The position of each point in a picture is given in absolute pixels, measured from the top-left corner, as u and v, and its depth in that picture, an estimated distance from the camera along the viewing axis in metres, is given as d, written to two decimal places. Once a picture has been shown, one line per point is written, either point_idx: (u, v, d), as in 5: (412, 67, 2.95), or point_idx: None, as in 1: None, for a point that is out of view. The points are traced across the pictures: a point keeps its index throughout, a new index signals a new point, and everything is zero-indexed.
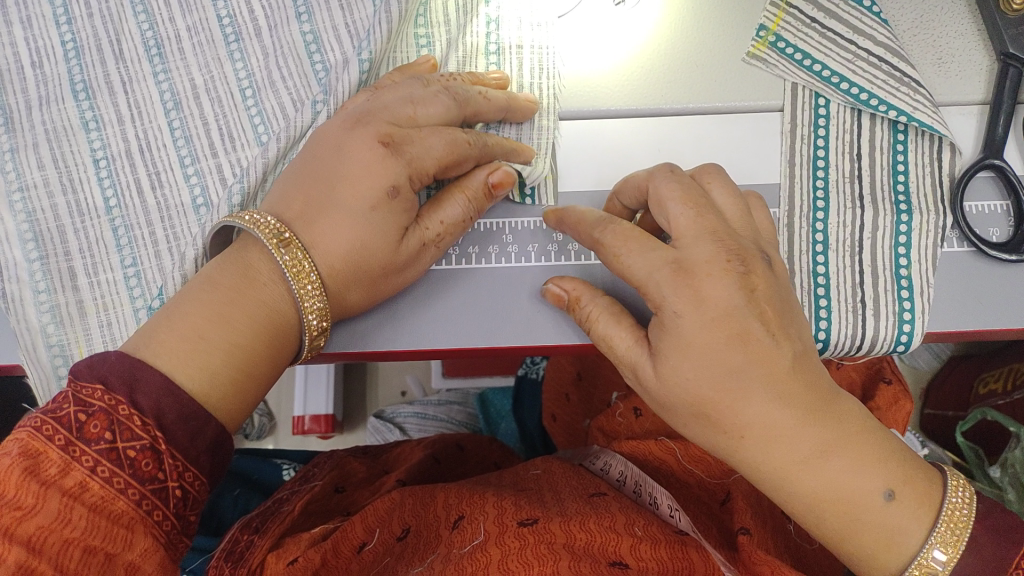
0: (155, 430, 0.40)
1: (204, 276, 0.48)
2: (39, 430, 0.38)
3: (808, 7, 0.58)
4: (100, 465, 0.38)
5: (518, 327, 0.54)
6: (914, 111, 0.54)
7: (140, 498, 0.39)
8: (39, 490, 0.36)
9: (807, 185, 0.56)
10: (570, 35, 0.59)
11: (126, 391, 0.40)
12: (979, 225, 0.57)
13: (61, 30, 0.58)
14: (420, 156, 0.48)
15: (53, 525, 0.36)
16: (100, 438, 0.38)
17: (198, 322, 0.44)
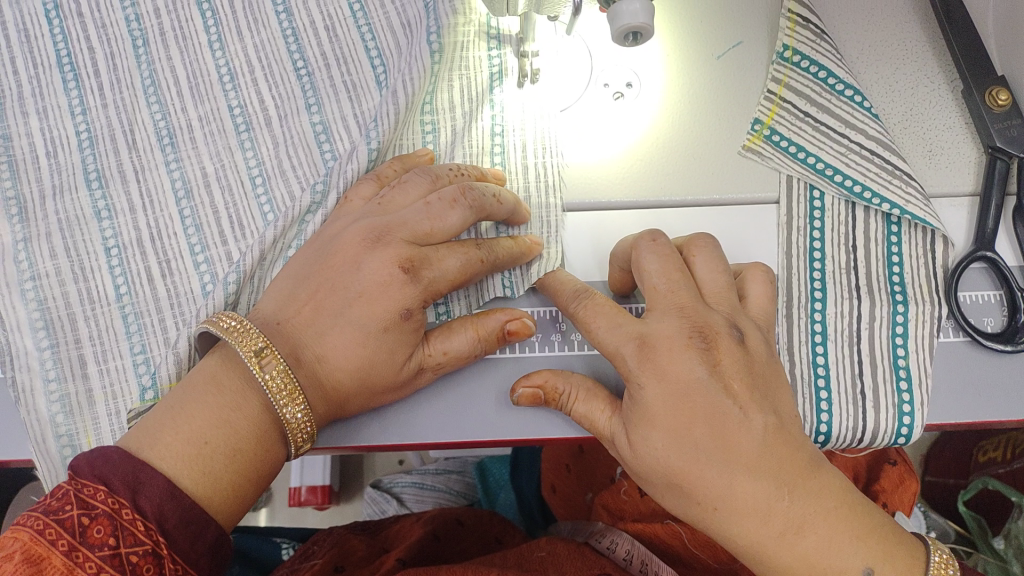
0: (157, 535, 0.41)
1: (206, 372, 0.48)
2: (40, 535, 0.38)
3: (801, 101, 0.59)
4: (103, 570, 0.38)
5: (523, 418, 0.55)
6: (906, 204, 0.56)
7: None
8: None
9: (804, 276, 0.57)
10: (570, 125, 0.60)
11: (130, 494, 0.41)
12: (975, 314, 0.57)
13: (76, 119, 0.60)
14: (437, 278, 0.49)
15: None
16: (103, 544, 0.39)
17: (197, 430, 0.45)
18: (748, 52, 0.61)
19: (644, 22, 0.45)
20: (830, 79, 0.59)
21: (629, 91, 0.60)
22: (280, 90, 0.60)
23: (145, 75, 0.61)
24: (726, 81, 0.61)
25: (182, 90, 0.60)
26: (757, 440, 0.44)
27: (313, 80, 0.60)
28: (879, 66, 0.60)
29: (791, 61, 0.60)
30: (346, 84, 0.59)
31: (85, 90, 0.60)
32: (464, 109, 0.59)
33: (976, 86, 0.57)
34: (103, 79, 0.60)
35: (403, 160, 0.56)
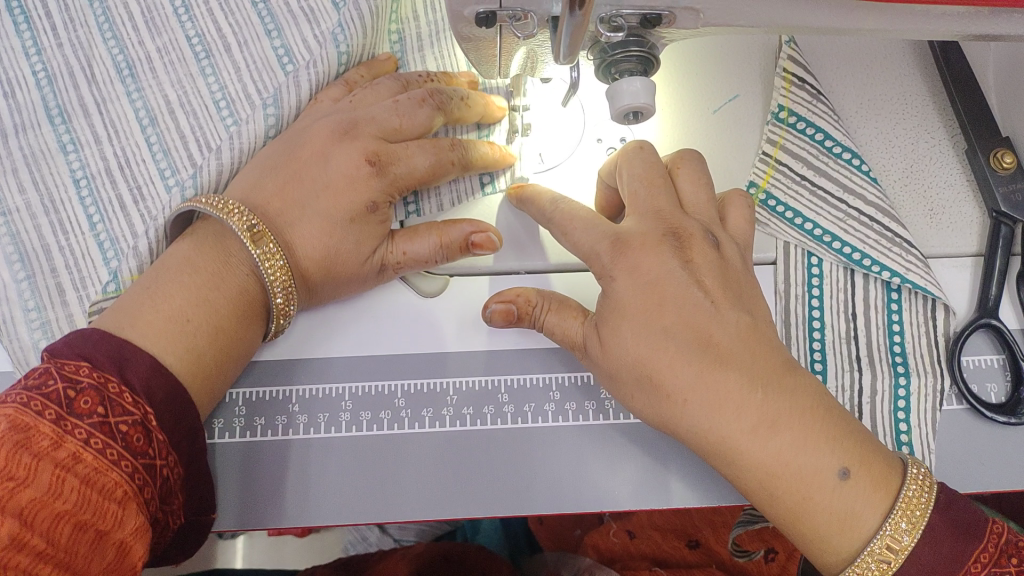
0: (144, 407, 0.43)
1: (180, 257, 0.50)
2: (27, 407, 0.39)
3: (798, 164, 0.57)
4: (94, 437, 0.40)
5: (509, 469, 0.52)
6: (907, 272, 0.54)
7: (133, 470, 0.41)
8: (31, 463, 0.38)
9: (805, 348, 0.54)
10: (554, 180, 0.57)
11: (114, 368, 0.43)
12: (976, 381, 0.55)
13: (30, 60, 0.59)
14: (404, 175, 0.52)
15: (46, 497, 0.38)
16: (92, 413, 0.41)
17: (178, 308, 0.47)
18: (744, 106, 0.59)
19: (645, 101, 0.39)
20: (828, 141, 0.57)
21: (623, 145, 0.58)
22: (236, 17, 0.59)
23: (98, 12, 0.60)
24: (722, 137, 0.58)
25: (137, 19, 0.60)
26: (734, 339, 0.44)
27: (270, 7, 0.60)
28: (879, 122, 0.58)
29: (787, 122, 0.57)
30: (302, 8, 0.59)
31: (36, 30, 0.59)
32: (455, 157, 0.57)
33: (980, 146, 0.56)
34: (55, 19, 0.59)
35: (368, 67, 0.58)
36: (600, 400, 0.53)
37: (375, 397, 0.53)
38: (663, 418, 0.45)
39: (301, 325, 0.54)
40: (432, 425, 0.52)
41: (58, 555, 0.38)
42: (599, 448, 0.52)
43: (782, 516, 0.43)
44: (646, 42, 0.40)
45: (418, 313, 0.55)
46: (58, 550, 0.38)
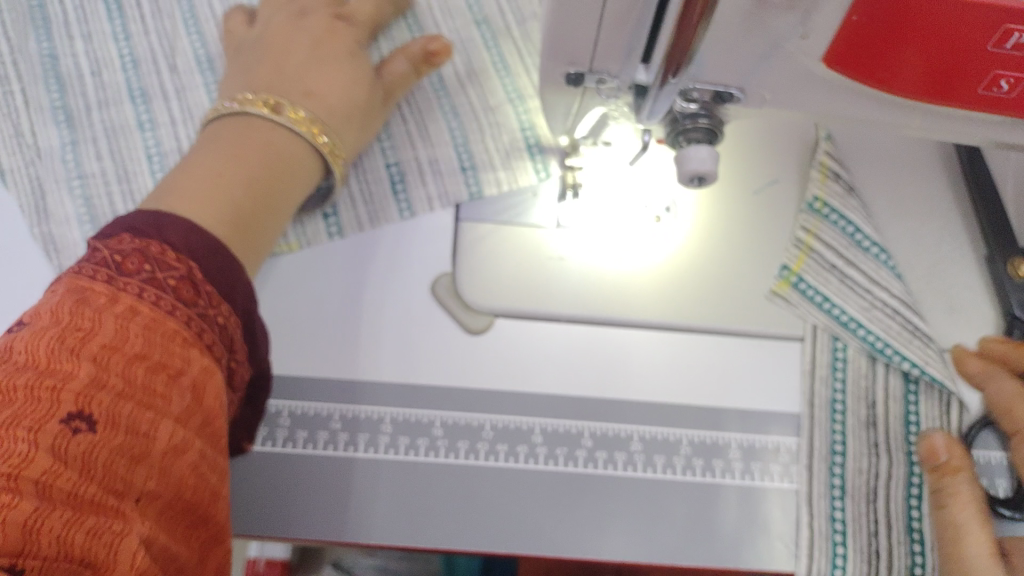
0: (188, 262, 0.44)
1: (204, 143, 0.54)
2: (76, 275, 0.42)
3: (829, 253, 0.61)
4: (142, 290, 0.42)
5: (534, 505, 0.54)
6: (925, 364, 0.57)
7: (186, 318, 0.43)
8: (92, 315, 0.40)
9: (825, 429, 0.57)
10: (592, 237, 0.61)
11: (155, 231, 0.44)
12: (986, 475, 0.57)
13: (120, 45, 0.66)
14: (366, 21, 0.65)
15: (110, 334, 0.39)
16: (137, 270, 0.42)
17: (217, 160, 0.52)
18: (782, 191, 0.63)
19: (711, 167, 0.43)
20: (858, 234, 0.61)
21: (667, 215, 0.61)
22: None
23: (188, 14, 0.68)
24: (762, 216, 0.62)
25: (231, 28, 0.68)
26: None
27: None
28: (906, 222, 0.63)
29: (821, 213, 0.61)
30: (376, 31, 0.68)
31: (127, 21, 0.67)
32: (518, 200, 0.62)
33: (1000, 254, 0.60)
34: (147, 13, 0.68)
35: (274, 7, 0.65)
36: (629, 451, 0.55)
37: (415, 424, 0.55)
38: None
39: (347, 347, 0.57)
40: (466, 456, 0.54)
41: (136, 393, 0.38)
42: (624, 498, 0.54)
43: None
44: (715, 116, 0.44)
45: (464, 352, 0.57)
46: (135, 387, 0.38)
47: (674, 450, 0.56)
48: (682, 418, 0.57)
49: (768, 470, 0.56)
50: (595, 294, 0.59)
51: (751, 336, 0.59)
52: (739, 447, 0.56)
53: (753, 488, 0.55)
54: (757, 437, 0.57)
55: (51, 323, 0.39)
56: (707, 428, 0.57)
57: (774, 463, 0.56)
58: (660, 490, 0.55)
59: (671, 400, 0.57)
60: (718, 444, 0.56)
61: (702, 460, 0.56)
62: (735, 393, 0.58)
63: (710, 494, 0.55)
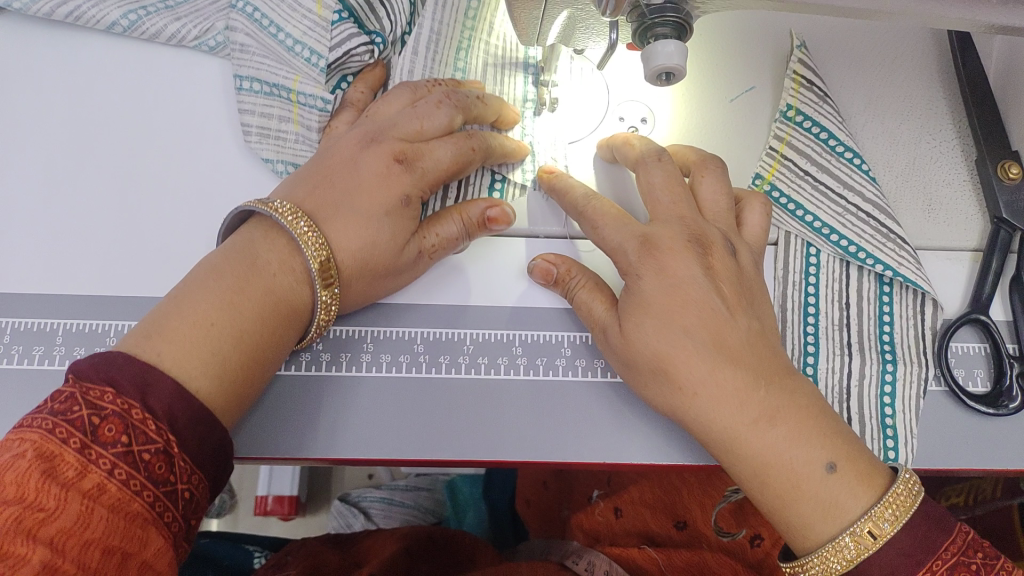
0: (168, 433, 0.38)
1: (205, 267, 0.47)
2: (52, 435, 0.36)
3: (803, 160, 0.60)
4: (118, 467, 0.36)
5: (508, 415, 0.54)
6: (899, 267, 0.56)
7: (154, 500, 0.37)
8: (60, 493, 0.34)
9: (798, 332, 0.57)
10: (568, 148, 0.60)
11: (139, 394, 0.38)
12: (964, 367, 0.57)
13: None
14: None
15: (74, 527, 0.34)
16: (116, 441, 0.37)
17: (202, 312, 0.43)
18: (760, 95, 0.63)
19: (677, 63, 0.43)
20: (831, 140, 0.60)
21: (643, 125, 0.61)
22: None
23: None
24: (738, 123, 0.62)
25: None
26: (676, 303, 0.45)
27: None
28: (885, 121, 0.62)
29: (794, 121, 0.60)
30: None
31: None
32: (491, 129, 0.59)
33: (990, 156, 0.59)
34: None
35: None
36: None
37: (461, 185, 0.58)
38: (644, 391, 0.47)
39: None
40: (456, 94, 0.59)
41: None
42: (601, 401, 0.54)
43: (747, 483, 0.45)
44: (682, 10, 0.43)
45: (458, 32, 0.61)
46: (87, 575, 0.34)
47: None
48: None
49: None
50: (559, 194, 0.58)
51: None
52: None
53: None
54: None
55: (18, 501, 0.34)
56: None
57: None
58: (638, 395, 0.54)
59: None
60: None
61: None
62: None
63: None
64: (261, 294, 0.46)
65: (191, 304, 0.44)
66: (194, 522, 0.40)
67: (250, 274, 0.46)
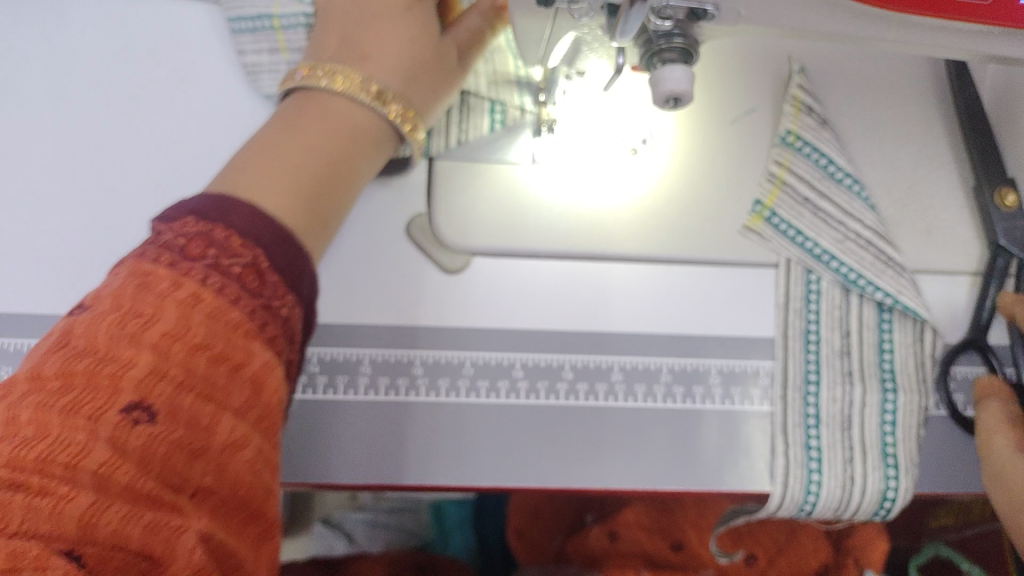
0: (256, 248, 0.39)
1: (276, 122, 0.48)
2: (145, 260, 0.37)
3: (802, 185, 0.60)
4: (211, 275, 0.36)
5: (509, 440, 0.54)
6: (899, 294, 0.56)
7: (251, 309, 0.37)
8: (156, 301, 0.35)
9: (799, 361, 0.57)
10: (565, 168, 0.60)
11: (220, 214, 0.39)
12: (961, 392, 0.57)
13: None
14: None
15: (175, 330, 0.34)
16: (204, 255, 0.37)
17: (280, 166, 0.45)
18: (760, 118, 0.63)
19: (686, 88, 0.43)
20: (832, 167, 0.60)
21: (644, 146, 0.60)
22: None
23: None
24: (739, 145, 0.62)
25: None
26: None
27: None
28: (883, 145, 0.63)
29: (794, 146, 0.61)
30: None
31: None
32: (491, 149, 0.60)
33: (988, 182, 0.59)
34: None
35: None
36: (610, 381, 0.56)
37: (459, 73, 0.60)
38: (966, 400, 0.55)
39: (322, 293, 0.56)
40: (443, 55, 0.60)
41: (199, 385, 0.34)
42: (601, 425, 0.55)
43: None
44: (690, 36, 0.43)
45: None
46: (197, 379, 0.34)
47: (654, 379, 0.56)
48: (657, 344, 0.57)
49: (748, 394, 0.56)
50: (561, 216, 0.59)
51: (729, 265, 0.59)
52: (719, 372, 0.57)
53: (735, 412, 0.56)
54: (735, 362, 0.57)
55: (115, 310, 0.34)
56: (686, 355, 0.57)
57: (754, 387, 0.57)
58: (636, 420, 0.55)
59: (641, 330, 0.57)
60: (698, 370, 0.57)
61: (681, 387, 0.56)
62: (701, 243, 0.59)
63: (690, 422, 0.55)
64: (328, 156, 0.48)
65: (265, 161, 0.45)
66: (299, 334, 0.41)
67: (323, 123, 0.48)
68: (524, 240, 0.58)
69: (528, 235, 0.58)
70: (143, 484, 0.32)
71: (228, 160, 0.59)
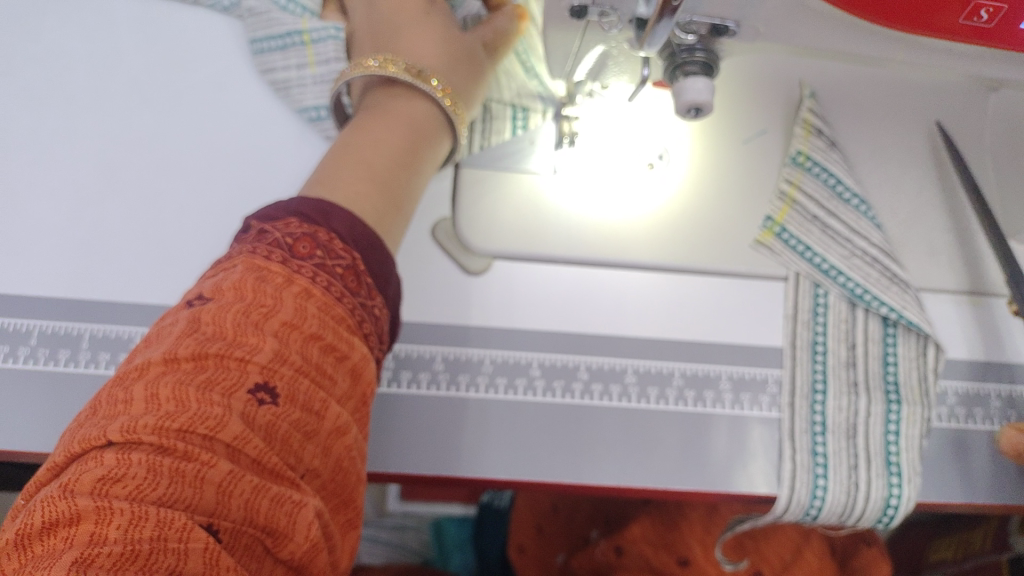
0: (352, 252, 0.41)
1: (353, 128, 0.51)
2: (255, 255, 0.38)
3: (811, 204, 0.62)
4: (318, 274, 0.39)
5: (527, 436, 0.56)
6: (903, 309, 0.58)
7: (352, 307, 0.40)
8: (273, 293, 0.37)
9: (806, 370, 0.59)
10: (585, 180, 0.63)
11: (321, 217, 0.41)
12: (965, 405, 0.59)
13: None
14: None
15: (295, 318, 0.36)
16: (311, 255, 0.39)
17: (356, 168, 0.48)
18: (772, 139, 0.65)
19: (707, 99, 0.45)
20: (841, 187, 0.63)
21: (660, 162, 0.63)
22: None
23: None
24: (751, 163, 0.65)
25: None
26: None
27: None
28: (888, 169, 0.65)
29: (803, 167, 0.63)
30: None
31: None
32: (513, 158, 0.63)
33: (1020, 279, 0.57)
34: None
35: None
36: (624, 384, 0.58)
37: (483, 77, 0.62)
38: None
39: None
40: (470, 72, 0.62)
41: (311, 370, 0.36)
42: (615, 426, 0.57)
43: None
44: (711, 51, 0.46)
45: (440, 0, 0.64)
46: (311, 364, 0.36)
47: (667, 383, 0.58)
48: (669, 350, 0.59)
49: (757, 399, 0.58)
50: (579, 225, 0.61)
51: (740, 277, 0.62)
52: (729, 378, 0.59)
53: (743, 416, 0.58)
54: (745, 368, 0.59)
55: (240, 299, 0.36)
56: (696, 361, 0.59)
57: (763, 393, 0.59)
58: (649, 421, 0.57)
59: (655, 335, 0.59)
60: (709, 376, 0.59)
61: (693, 391, 0.58)
62: (715, 253, 0.61)
63: (701, 425, 0.57)
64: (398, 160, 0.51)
65: (345, 165, 0.48)
66: (383, 334, 0.43)
67: (395, 131, 0.51)
68: (541, 244, 0.60)
69: (544, 239, 0.61)
70: (269, 457, 0.32)
71: (263, 161, 0.62)
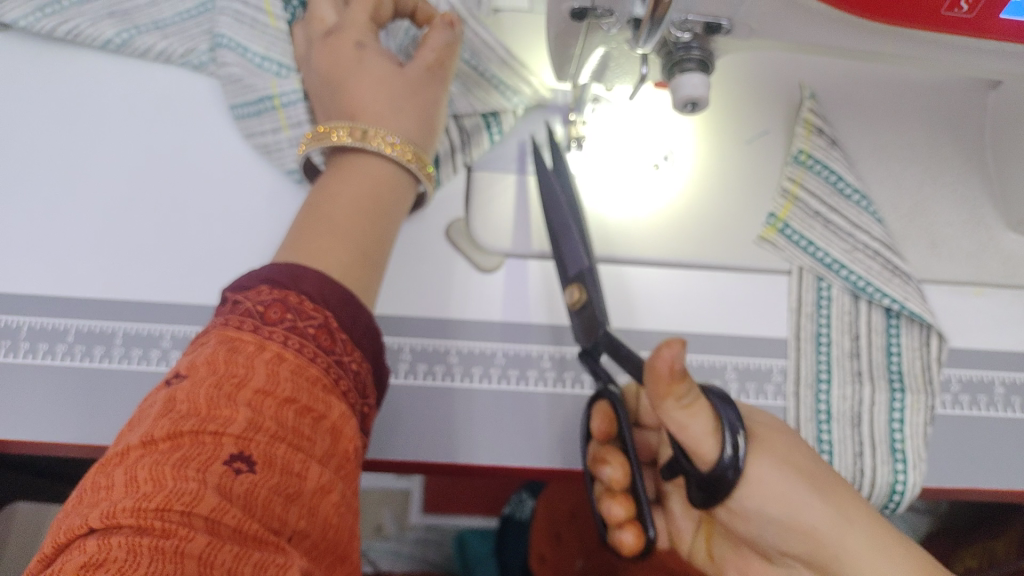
0: (324, 312, 0.43)
1: (323, 193, 0.53)
2: (228, 327, 0.40)
3: (813, 201, 0.64)
4: (290, 339, 0.40)
5: (539, 426, 0.58)
6: (906, 300, 0.60)
7: (326, 366, 0.41)
8: (246, 364, 0.38)
9: (811, 361, 0.60)
10: (595, 178, 0.65)
11: (290, 280, 0.43)
12: (970, 391, 0.60)
13: None
14: None
15: (267, 384, 0.38)
16: (282, 320, 0.41)
17: (330, 230, 0.49)
18: (775, 138, 0.68)
19: (704, 93, 0.48)
20: (842, 183, 0.64)
21: (666, 162, 0.66)
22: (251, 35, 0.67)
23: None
24: (755, 159, 0.67)
25: None
26: None
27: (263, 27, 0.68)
28: (890, 166, 0.67)
29: (806, 164, 0.65)
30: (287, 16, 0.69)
31: None
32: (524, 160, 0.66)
33: None
34: None
35: None
36: None
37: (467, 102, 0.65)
38: None
39: None
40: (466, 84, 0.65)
41: (287, 435, 0.37)
42: None
43: None
44: (706, 49, 0.48)
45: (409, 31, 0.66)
46: (286, 429, 0.37)
47: None
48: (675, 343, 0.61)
49: (763, 389, 0.60)
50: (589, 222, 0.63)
51: (746, 271, 0.64)
52: (735, 369, 0.61)
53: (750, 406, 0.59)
54: (751, 359, 0.61)
55: (212, 373, 0.37)
56: (701, 353, 0.61)
57: (768, 383, 0.60)
58: None
59: (662, 329, 0.61)
60: (715, 366, 0.61)
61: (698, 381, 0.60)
62: (721, 249, 0.63)
63: None
64: (372, 215, 0.52)
65: (319, 227, 0.50)
66: (361, 388, 0.45)
67: (366, 189, 0.53)
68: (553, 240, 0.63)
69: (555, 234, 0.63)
70: (249, 525, 0.32)
71: (282, 172, 0.65)
